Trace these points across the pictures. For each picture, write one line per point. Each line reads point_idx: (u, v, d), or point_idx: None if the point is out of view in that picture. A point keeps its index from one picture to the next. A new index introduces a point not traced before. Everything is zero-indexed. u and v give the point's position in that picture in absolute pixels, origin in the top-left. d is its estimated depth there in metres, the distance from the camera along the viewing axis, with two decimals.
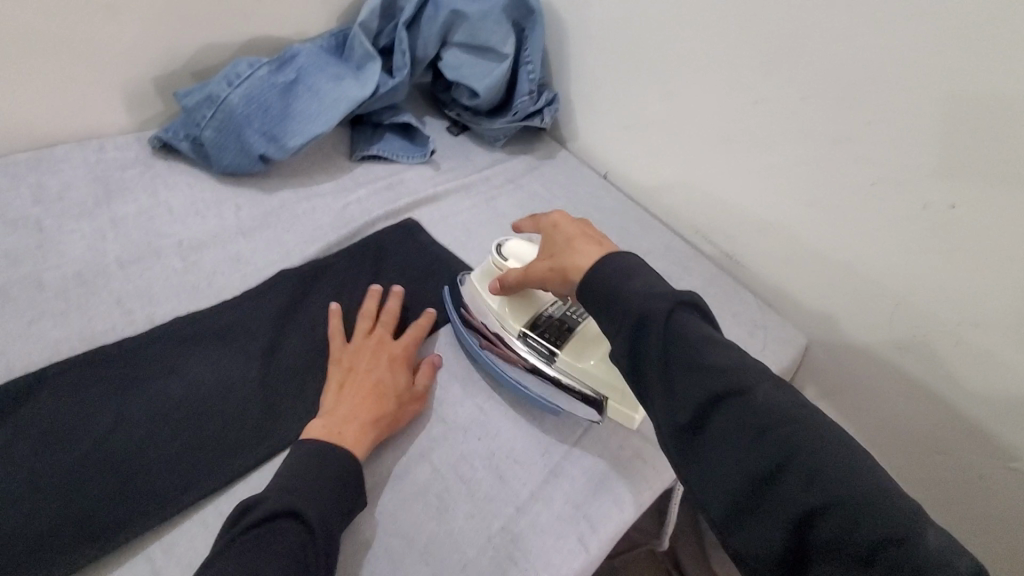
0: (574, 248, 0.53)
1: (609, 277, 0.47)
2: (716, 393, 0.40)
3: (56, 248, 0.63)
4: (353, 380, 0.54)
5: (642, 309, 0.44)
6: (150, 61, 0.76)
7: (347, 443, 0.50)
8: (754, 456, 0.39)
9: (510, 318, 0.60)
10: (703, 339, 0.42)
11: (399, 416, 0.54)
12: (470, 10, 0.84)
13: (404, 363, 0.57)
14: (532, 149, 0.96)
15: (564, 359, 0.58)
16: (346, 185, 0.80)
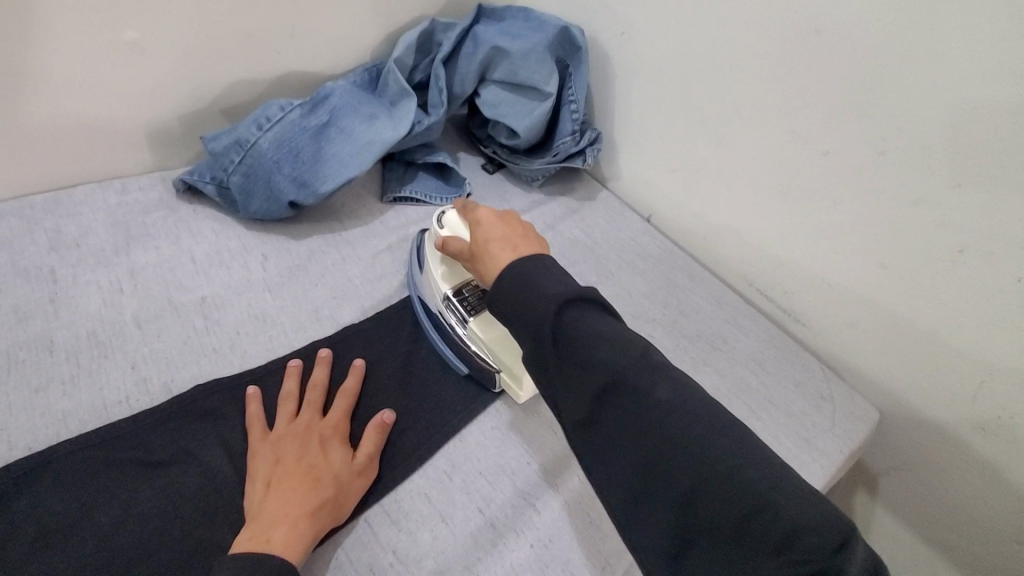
0: (494, 249, 0.51)
1: (515, 281, 0.45)
2: (605, 382, 0.40)
3: (71, 303, 0.59)
4: (285, 468, 0.48)
5: (543, 300, 0.43)
6: (177, 99, 0.72)
7: (281, 543, 0.43)
8: (634, 443, 0.40)
9: (438, 280, 0.61)
10: (598, 332, 0.41)
11: (342, 499, 0.48)
12: (511, 46, 0.79)
13: (335, 444, 0.51)
14: (572, 189, 0.90)
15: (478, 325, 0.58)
16: (377, 231, 0.75)
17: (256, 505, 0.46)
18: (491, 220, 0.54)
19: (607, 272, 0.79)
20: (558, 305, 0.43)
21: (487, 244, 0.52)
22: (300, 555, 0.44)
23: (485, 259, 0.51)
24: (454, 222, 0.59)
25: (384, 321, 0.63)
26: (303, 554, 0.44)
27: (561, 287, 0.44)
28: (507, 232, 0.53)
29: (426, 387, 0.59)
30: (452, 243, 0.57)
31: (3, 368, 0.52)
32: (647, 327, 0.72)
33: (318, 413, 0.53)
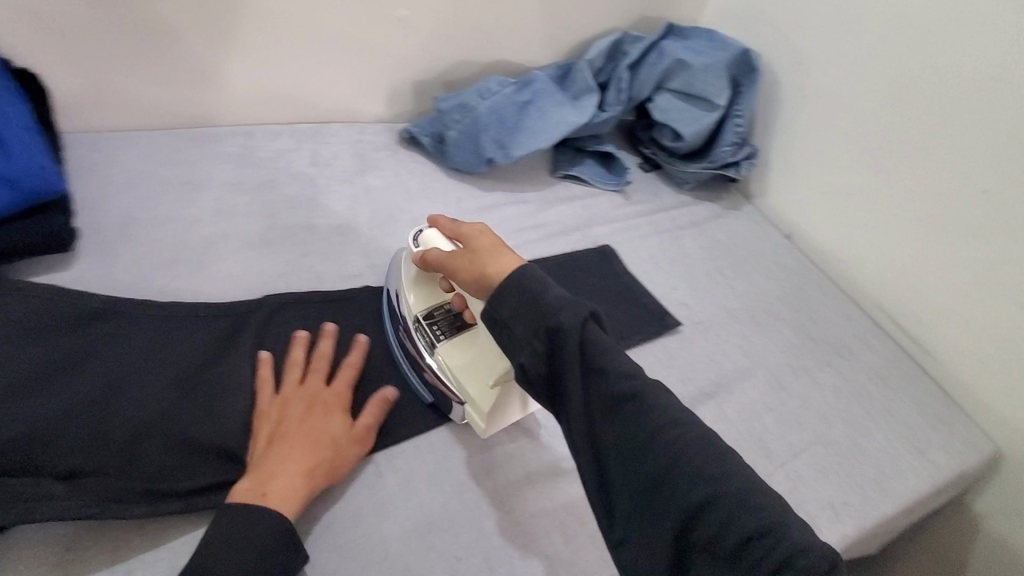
0: (496, 253, 0.51)
1: (533, 280, 0.47)
2: (624, 416, 0.44)
3: (324, 202, 0.77)
4: (287, 428, 0.52)
5: (563, 308, 0.45)
6: (417, 67, 0.90)
7: (277, 496, 0.47)
8: (636, 462, 0.43)
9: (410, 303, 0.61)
10: (612, 349, 0.45)
11: (337, 461, 0.51)
12: (695, 61, 0.90)
13: (336, 412, 0.54)
14: (719, 198, 0.98)
15: (450, 355, 0.58)
16: (548, 198, 0.88)
17: (257, 458, 0.50)
18: (477, 230, 0.55)
19: (744, 271, 0.86)
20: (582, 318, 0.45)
21: (488, 251, 0.52)
22: (295, 509, 0.48)
23: (484, 259, 0.51)
24: (433, 237, 0.59)
25: (548, 267, 0.77)
26: (297, 509, 0.48)
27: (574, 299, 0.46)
28: (495, 242, 0.53)
29: None
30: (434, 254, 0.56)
31: (283, 235, 0.71)
32: (778, 324, 0.79)
33: (323, 383, 0.56)
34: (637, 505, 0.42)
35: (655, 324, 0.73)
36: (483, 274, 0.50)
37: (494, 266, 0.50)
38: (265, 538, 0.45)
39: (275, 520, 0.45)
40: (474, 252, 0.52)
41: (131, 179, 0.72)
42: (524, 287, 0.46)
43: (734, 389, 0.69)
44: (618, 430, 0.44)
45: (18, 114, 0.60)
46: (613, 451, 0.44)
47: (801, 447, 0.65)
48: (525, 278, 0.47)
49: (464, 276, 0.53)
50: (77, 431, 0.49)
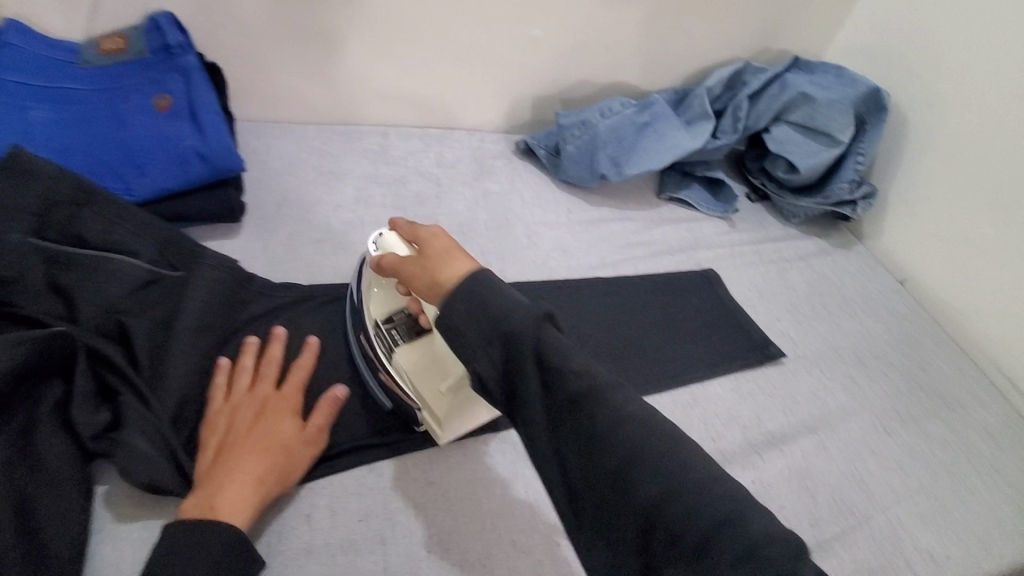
0: (447, 258, 0.46)
1: (490, 287, 0.41)
2: (583, 431, 0.38)
3: (446, 201, 0.83)
4: (236, 436, 0.48)
5: (518, 317, 0.39)
6: (540, 84, 0.95)
7: (223, 508, 0.44)
8: (592, 462, 0.37)
9: (374, 308, 0.58)
10: (574, 360, 0.38)
11: (289, 469, 0.49)
12: (819, 95, 0.90)
13: (287, 415, 0.51)
14: (828, 234, 0.96)
15: (407, 357, 0.56)
16: (653, 217, 0.90)
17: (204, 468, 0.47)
18: (428, 233, 0.49)
19: (852, 311, 0.83)
20: (539, 330, 0.39)
21: (441, 256, 0.46)
22: (248, 519, 0.45)
23: (437, 265, 0.45)
24: (390, 242, 0.55)
25: (651, 285, 0.79)
26: (249, 521, 0.45)
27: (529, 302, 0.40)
28: (447, 245, 0.47)
29: (674, 342, 0.72)
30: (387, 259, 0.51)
31: None
32: (887, 369, 0.76)
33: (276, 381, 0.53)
34: (588, 505, 0.38)
35: (758, 353, 0.73)
36: (435, 281, 0.45)
37: (444, 272, 0.44)
38: (218, 553, 0.42)
39: (225, 535, 0.42)
40: (426, 258, 0.47)
41: (286, 165, 0.81)
42: (479, 291, 0.40)
43: (838, 427, 0.68)
44: (569, 441, 0.38)
45: (205, 100, 0.68)
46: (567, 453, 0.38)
47: (906, 496, 0.63)
48: (476, 286, 0.41)
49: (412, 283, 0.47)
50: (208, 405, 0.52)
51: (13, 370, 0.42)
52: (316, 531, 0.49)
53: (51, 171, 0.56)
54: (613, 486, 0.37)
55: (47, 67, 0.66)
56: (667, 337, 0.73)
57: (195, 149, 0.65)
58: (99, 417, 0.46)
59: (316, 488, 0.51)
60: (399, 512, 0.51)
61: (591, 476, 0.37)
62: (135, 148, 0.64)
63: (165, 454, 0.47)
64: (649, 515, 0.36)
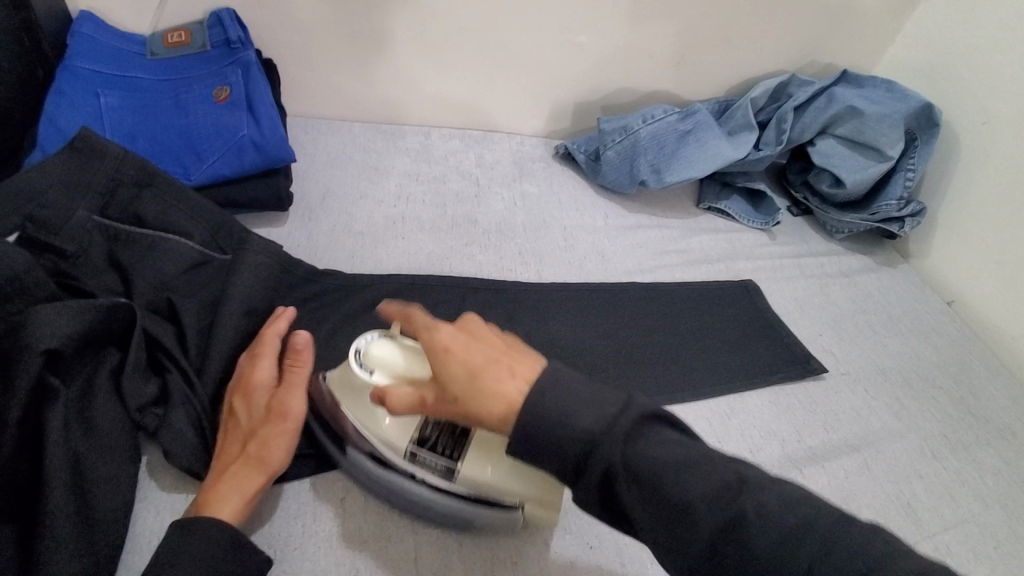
0: (493, 378, 0.41)
1: (557, 408, 0.38)
2: (699, 517, 0.35)
3: (485, 201, 0.84)
4: (221, 431, 0.47)
5: (581, 439, 0.37)
6: (582, 90, 0.96)
7: (203, 503, 0.43)
8: (708, 530, 0.35)
9: (391, 438, 0.48)
10: (667, 462, 0.36)
11: (265, 449, 0.45)
12: (869, 109, 0.88)
13: (258, 389, 0.48)
14: (872, 251, 0.94)
15: (468, 472, 0.46)
16: (691, 226, 0.89)
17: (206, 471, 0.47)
18: (465, 337, 0.43)
19: (897, 330, 0.81)
20: (619, 444, 0.37)
21: (472, 381, 0.41)
22: (233, 511, 0.43)
23: (478, 395, 0.40)
24: (383, 361, 0.48)
25: (689, 293, 0.78)
26: (235, 511, 0.43)
27: (592, 398, 0.38)
28: (490, 352, 0.42)
29: (711, 350, 0.71)
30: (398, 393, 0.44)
31: (451, 226, 0.79)
32: (933, 391, 0.73)
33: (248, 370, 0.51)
34: None
35: (797, 367, 0.71)
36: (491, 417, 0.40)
37: (492, 404, 0.40)
38: (200, 547, 0.40)
39: (195, 526, 0.40)
40: (456, 388, 0.41)
41: (332, 160, 0.83)
42: (541, 411, 0.38)
43: (881, 447, 0.65)
44: (679, 519, 0.36)
45: (262, 93, 0.70)
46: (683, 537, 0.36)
47: (952, 522, 0.60)
48: (545, 416, 0.38)
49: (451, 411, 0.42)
50: None
51: (80, 336, 0.43)
52: (348, 515, 0.49)
53: (118, 153, 0.59)
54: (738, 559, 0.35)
55: (117, 57, 0.69)
56: (703, 345, 0.72)
57: (251, 139, 0.68)
58: (148, 389, 0.47)
59: (350, 472, 0.52)
60: None
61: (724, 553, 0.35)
62: (195, 136, 0.67)
63: (201, 431, 0.48)
64: (740, 536, 0.35)
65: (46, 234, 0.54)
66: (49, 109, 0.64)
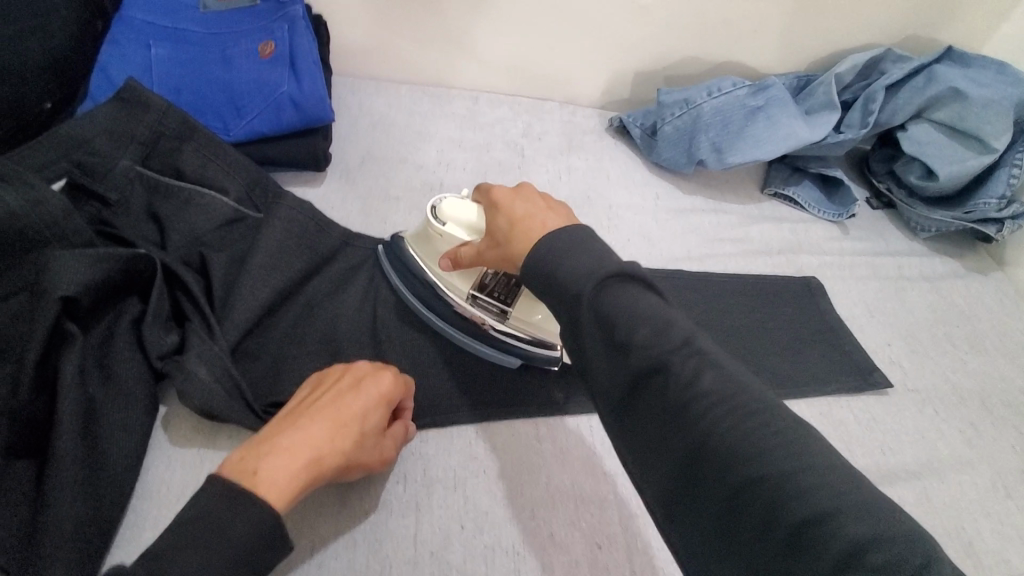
0: (528, 223, 0.44)
1: (557, 249, 0.39)
2: (646, 368, 0.34)
3: (527, 172, 0.80)
4: (318, 405, 0.43)
5: (570, 279, 0.37)
6: (644, 58, 0.88)
7: (274, 476, 0.38)
8: (676, 443, 0.33)
9: (454, 284, 0.57)
10: (639, 310, 0.35)
11: (352, 464, 0.42)
12: (974, 93, 0.76)
13: (381, 403, 0.45)
14: (962, 255, 0.83)
15: (519, 314, 0.56)
16: (751, 213, 0.82)
17: (271, 427, 0.41)
18: (519, 195, 0.47)
19: (980, 347, 0.71)
20: (598, 282, 0.37)
21: (513, 223, 0.45)
22: (285, 501, 0.38)
23: (511, 238, 0.44)
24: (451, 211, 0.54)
25: (741, 286, 0.71)
26: (286, 502, 0.38)
27: (596, 259, 0.38)
28: (536, 205, 0.45)
29: (757, 350, 0.65)
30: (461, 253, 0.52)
31: None
32: (1017, 421, 0.64)
33: (380, 365, 0.47)
34: (689, 495, 0.33)
35: (858, 377, 0.64)
36: (510, 255, 0.45)
37: (516, 246, 0.44)
38: (244, 531, 0.35)
39: (256, 515, 0.35)
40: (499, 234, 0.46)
41: (375, 122, 0.81)
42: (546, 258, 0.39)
43: (945, 477, 0.58)
44: (641, 436, 0.35)
45: (307, 50, 0.68)
46: (654, 444, 0.34)
47: (1019, 570, 0.53)
48: (542, 261, 0.39)
49: (494, 255, 0.48)
50: (266, 350, 0.53)
51: (98, 284, 0.43)
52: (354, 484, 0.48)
53: (162, 105, 0.58)
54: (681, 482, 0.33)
55: (169, 9, 0.69)
56: (750, 343, 0.66)
57: (290, 96, 0.67)
58: (169, 339, 0.48)
59: None
60: (437, 482, 0.49)
61: (692, 470, 0.33)
62: (237, 91, 0.67)
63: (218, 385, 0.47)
64: (711, 447, 0.32)
65: (91, 180, 0.55)
66: (103, 58, 0.65)
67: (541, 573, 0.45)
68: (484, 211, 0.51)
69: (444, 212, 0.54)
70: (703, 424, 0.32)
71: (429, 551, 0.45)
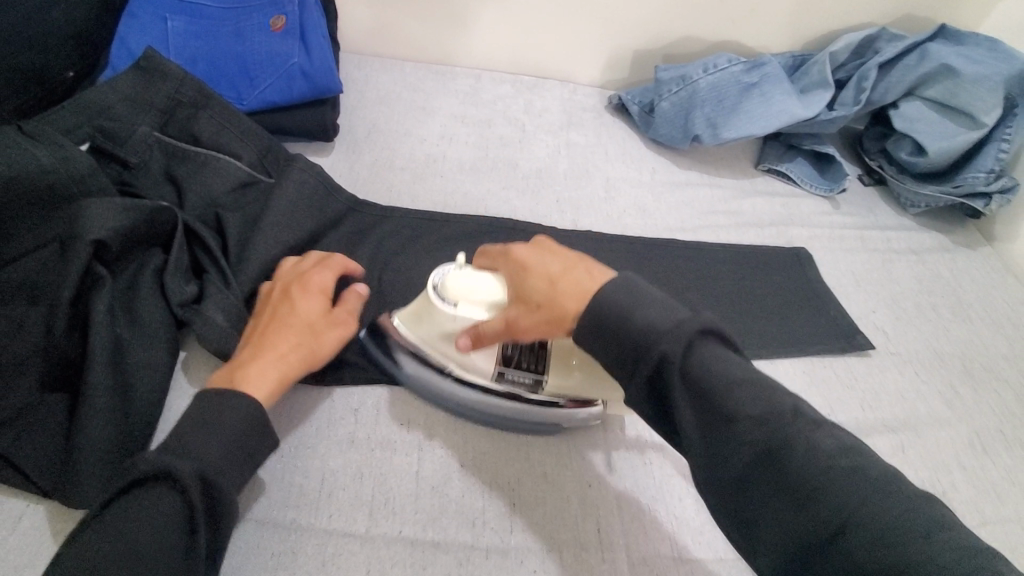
0: (569, 280, 0.42)
1: (625, 295, 0.39)
2: (758, 439, 0.35)
3: (528, 147, 0.83)
4: (263, 321, 0.49)
5: (642, 335, 0.38)
6: (643, 37, 0.90)
7: (247, 380, 0.44)
8: (803, 525, 0.33)
9: (477, 364, 0.51)
10: (727, 376, 0.36)
11: (315, 350, 0.48)
12: (965, 70, 0.79)
13: (314, 296, 0.51)
14: (950, 229, 0.85)
15: (554, 382, 0.52)
16: (744, 188, 0.84)
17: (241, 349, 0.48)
18: (540, 252, 0.45)
19: (963, 316, 0.74)
20: (684, 341, 0.37)
21: (555, 279, 0.43)
22: (264, 393, 0.44)
23: (559, 297, 0.42)
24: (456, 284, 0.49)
25: (733, 256, 0.74)
26: (266, 395, 0.44)
27: (667, 316, 0.38)
28: (567, 261, 0.44)
29: (747, 315, 0.68)
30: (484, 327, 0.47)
31: (491, 169, 0.78)
32: (996, 384, 0.67)
33: (305, 273, 0.53)
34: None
35: (843, 341, 0.67)
36: (562, 319, 0.42)
37: (568, 303, 0.41)
38: (234, 417, 0.41)
39: (241, 403, 0.42)
40: (540, 297, 0.43)
41: (381, 97, 0.84)
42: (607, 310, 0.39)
43: (923, 433, 0.61)
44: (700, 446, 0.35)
45: (316, 24, 0.71)
46: (775, 528, 0.34)
47: (990, 518, 0.56)
48: (615, 312, 0.39)
49: (531, 324, 0.44)
50: None
51: (125, 232, 0.47)
52: (360, 424, 0.52)
53: (179, 74, 0.62)
54: (738, 477, 0.35)
55: None
56: (740, 309, 0.68)
57: (300, 67, 0.69)
58: (189, 289, 0.51)
59: (364, 388, 0.54)
60: (438, 425, 0.52)
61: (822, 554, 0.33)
62: (249, 62, 0.70)
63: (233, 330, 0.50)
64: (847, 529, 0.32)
65: (112, 145, 0.58)
66: (122, 31, 0.69)
67: (535, 508, 0.49)
68: (501, 279, 0.48)
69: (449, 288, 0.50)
70: (835, 504, 0.33)
71: (430, 485, 0.49)
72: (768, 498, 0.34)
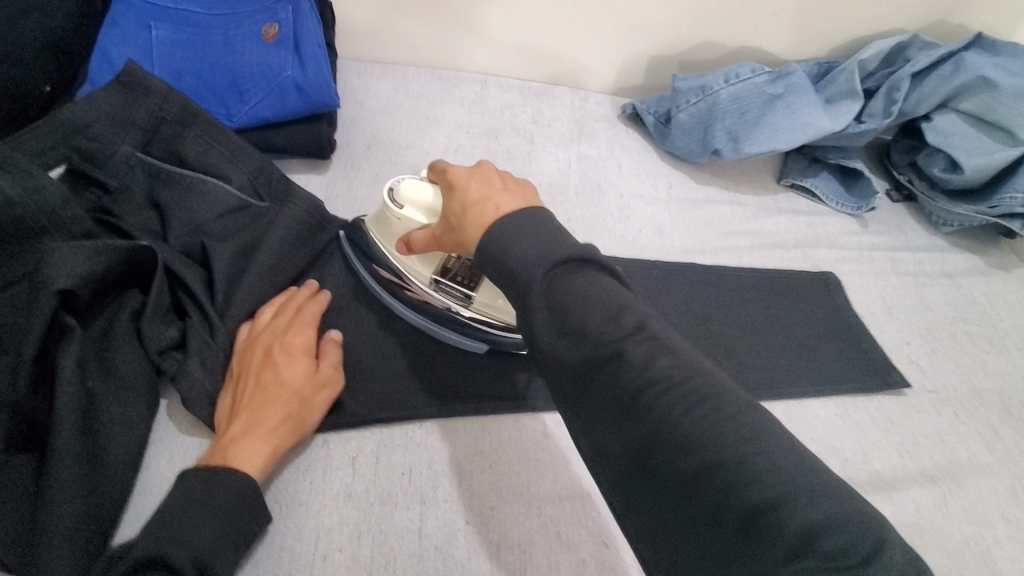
0: (481, 208, 0.41)
1: (509, 236, 0.38)
2: (618, 375, 0.34)
3: (537, 160, 0.78)
4: (247, 388, 0.45)
5: (521, 268, 0.37)
6: (659, 42, 0.85)
7: (242, 459, 0.42)
8: (672, 488, 0.32)
9: (415, 268, 0.55)
10: (594, 297, 0.35)
11: (306, 417, 0.46)
12: (1005, 82, 0.73)
13: (299, 358, 0.47)
14: (985, 250, 0.80)
15: (482, 299, 0.54)
16: (767, 205, 0.79)
17: (223, 424, 0.44)
18: (473, 176, 0.44)
19: (1001, 347, 0.69)
20: (549, 271, 0.36)
21: (470, 204, 0.42)
22: (262, 471, 0.42)
23: (466, 223, 0.41)
24: (409, 193, 0.52)
25: (755, 281, 0.69)
26: (262, 472, 0.42)
27: (548, 246, 0.37)
28: (494, 188, 0.42)
29: (771, 348, 0.63)
30: (415, 238, 0.50)
31: None
32: None
33: (283, 328, 0.49)
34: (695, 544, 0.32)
35: (875, 378, 0.63)
36: (464, 243, 0.42)
37: (470, 232, 0.41)
38: (225, 500, 0.39)
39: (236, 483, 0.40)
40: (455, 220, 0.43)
41: (381, 107, 0.79)
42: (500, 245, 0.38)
43: (962, 481, 0.57)
44: (661, 471, 0.32)
45: (312, 33, 0.66)
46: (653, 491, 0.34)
47: None
48: (495, 244, 0.38)
49: (449, 240, 0.45)
50: None
51: (96, 276, 0.43)
52: (358, 475, 0.48)
53: (163, 89, 0.57)
54: (625, 448, 0.34)
55: None
56: (764, 340, 0.64)
57: (294, 81, 0.65)
58: (170, 332, 0.47)
59: (363, 436, 0.50)
60: (443, 475, 0.48)
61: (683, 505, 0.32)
62: (240, 74, 0.65)
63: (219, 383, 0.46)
64: (700, 477, 0.31)
65: (91, 166, 0.54)
66: (104, 41, 0.64)
67: (547, 573, 0.45)
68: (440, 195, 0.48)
69: (404, 194, 0.52)
70: (694, 451, 0.31)
71: (434, 546, 0.45)
72: (664, 471, 0.32)
